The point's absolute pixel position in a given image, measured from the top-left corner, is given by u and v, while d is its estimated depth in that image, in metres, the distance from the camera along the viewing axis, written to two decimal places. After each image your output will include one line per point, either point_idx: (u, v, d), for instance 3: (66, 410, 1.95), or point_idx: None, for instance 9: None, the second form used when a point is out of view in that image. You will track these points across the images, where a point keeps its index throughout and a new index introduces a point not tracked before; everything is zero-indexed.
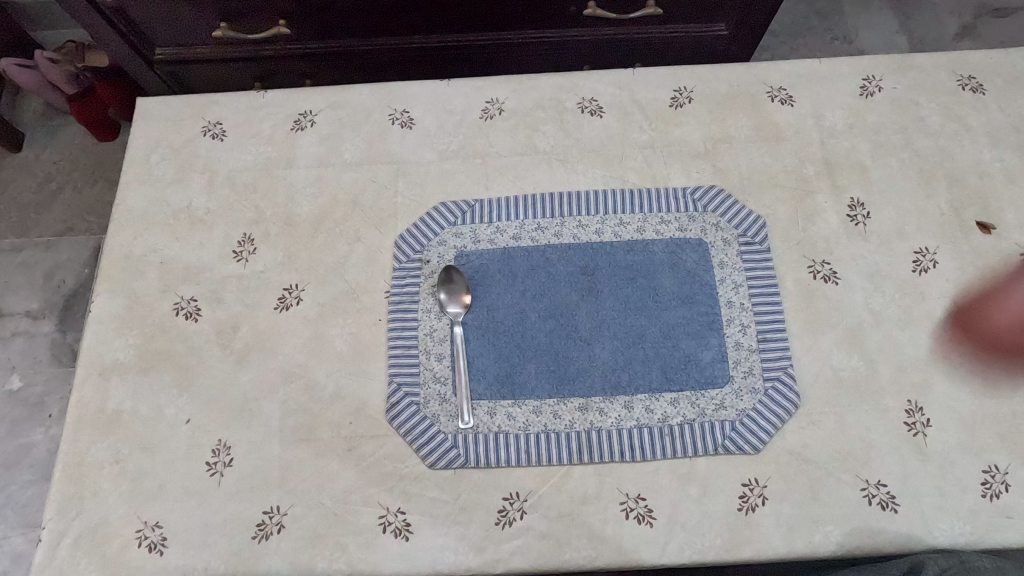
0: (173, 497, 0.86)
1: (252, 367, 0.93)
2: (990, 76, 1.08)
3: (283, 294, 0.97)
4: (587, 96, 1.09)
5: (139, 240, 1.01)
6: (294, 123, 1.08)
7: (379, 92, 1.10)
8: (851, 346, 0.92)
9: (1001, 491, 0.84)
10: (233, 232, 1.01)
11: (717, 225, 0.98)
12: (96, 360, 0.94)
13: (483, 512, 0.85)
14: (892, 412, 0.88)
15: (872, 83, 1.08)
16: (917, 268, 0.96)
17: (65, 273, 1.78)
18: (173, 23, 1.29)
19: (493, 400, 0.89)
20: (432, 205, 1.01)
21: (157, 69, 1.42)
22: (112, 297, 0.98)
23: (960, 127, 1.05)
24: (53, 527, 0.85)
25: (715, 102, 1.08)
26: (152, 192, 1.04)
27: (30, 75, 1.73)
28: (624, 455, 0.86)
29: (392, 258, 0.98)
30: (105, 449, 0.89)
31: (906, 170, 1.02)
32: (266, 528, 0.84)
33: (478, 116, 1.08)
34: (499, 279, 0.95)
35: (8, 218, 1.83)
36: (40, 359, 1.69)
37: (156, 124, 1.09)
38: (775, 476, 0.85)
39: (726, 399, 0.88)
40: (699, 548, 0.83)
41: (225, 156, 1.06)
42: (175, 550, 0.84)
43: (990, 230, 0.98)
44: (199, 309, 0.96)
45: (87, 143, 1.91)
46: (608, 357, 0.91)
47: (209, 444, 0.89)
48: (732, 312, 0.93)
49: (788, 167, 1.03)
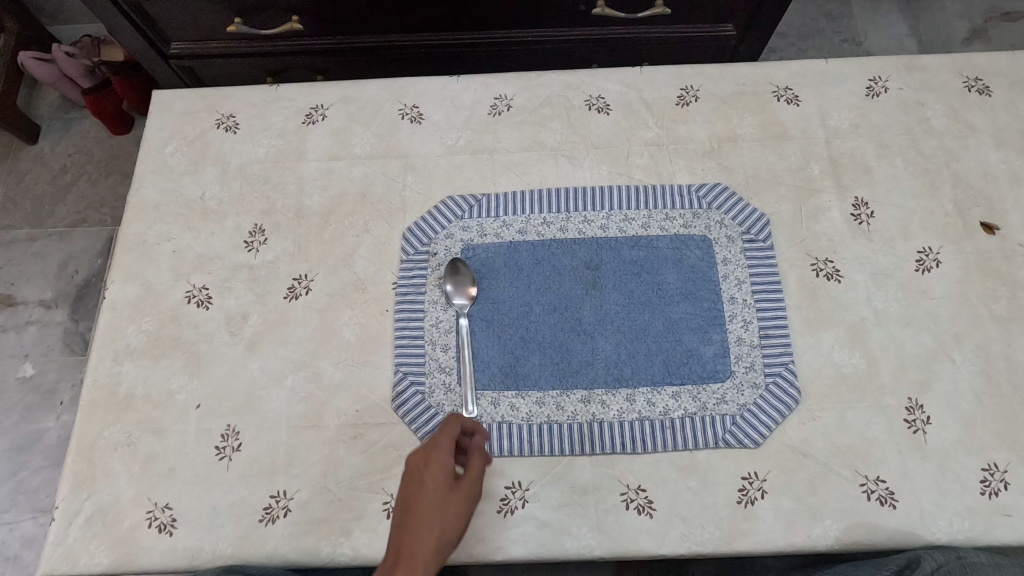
0: (183, 480, 0.88)
1: (262, 354, 0.94)
2: (996, 78, 1.09)
3: (293, 284, 0.98)
4: (594, 93, 1.10)
5: (153, 230, 1.03)
6: (305, 117, 1.10)
7: (390, 87, 1.12)
8: (853, 343, 0.92)
9: (1000, 489, 0.85)
10: (244, 223, 1.03)
11: (721, 222, 0.99)
12: (109, 345, 0.96)
13: (486, 500, 0.86)
14: (892, 410, 0.89)
15: (878, 84, 1.09)
16: (920, 267, 0.97)
17: (78, 263, 1.81)
18: (189, 19, 1.31)
19: (497, 391, 0.90)
20: (440, 199, 1.03)
21: (173, 65, 1.44)
22: (126, 285, 1.00)
23: (966, 128, 1.05)
24: (66, 507, 0.87)
25: (721, 101, 1.09)
26: (166, 182, 1.07)
27: (48, 70, 1.77)
28: (626, 447, 0.87)
29: (400, 250, 1.00)
30: (117, 432, 0.91)
31: (910, 170, 1.03)
32: (272, 512, 0.86)
33: (486, 112, 1.09)
34: (505, 272, 0.97)
35: (23, 209, 1.86)
36: (53, 347, 1.72)
37: (171, 116, 1.11)
38: (776, 471, 0.86)
39: (727, 394, 0.89)
40: (698, 540, 0.83)
41: (238, 148, 1.08)
42: (183, 532, 0.85)
43: (994, 231, 0.99)
44: (210, 296, 0.98)
45: (101, 136, 1.94)
46: (611, 350, 0.92)
47: (218, 429, 0.91)
48: (734, 308, 0.94)
49: (793, 166, 1.03)
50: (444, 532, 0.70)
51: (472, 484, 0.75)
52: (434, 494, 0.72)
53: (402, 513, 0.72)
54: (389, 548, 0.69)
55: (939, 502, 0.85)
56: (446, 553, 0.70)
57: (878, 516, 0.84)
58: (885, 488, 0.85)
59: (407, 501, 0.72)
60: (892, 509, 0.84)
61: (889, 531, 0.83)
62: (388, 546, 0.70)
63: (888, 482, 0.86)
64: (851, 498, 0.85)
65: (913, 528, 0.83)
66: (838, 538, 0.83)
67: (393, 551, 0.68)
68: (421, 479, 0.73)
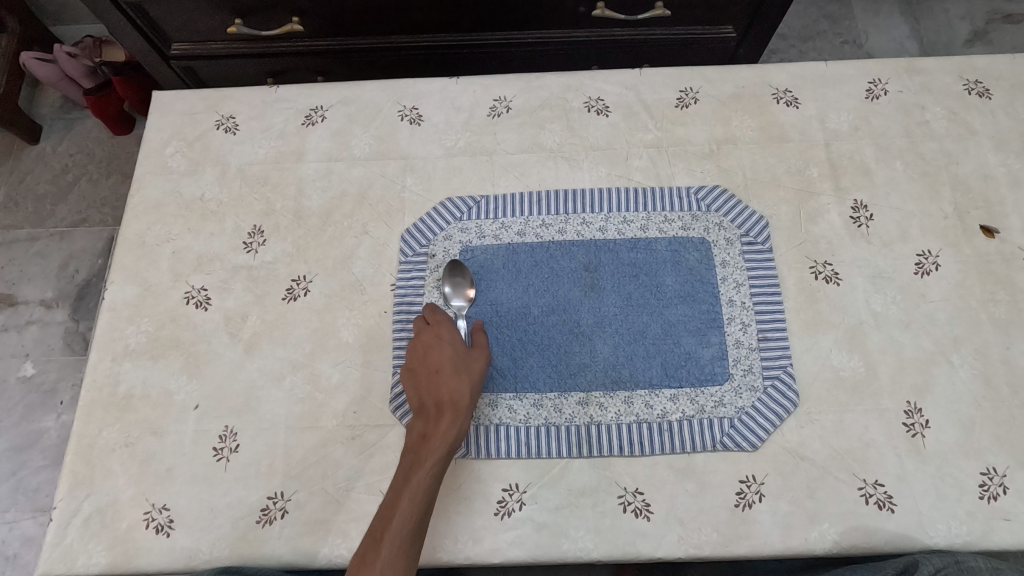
0: (180, 481, 0.88)
1: (260, 355, 0.95)
2: (996, 81, 1.09)
3: (292, 285, 0.99)
4: (594, 95, 1.10)
5: (153, 230, 1.04)
6: (305, 118, 1.10)
7: (390, 89, 1.12)
8: (851, 346, 0.92)
9: (999, 494, 0.84)
10: (243, 223, 1.03)
11: (719, 224, 0.99)
12: (109, 345, 0.96)
13: (483, 502, 0.86)
14: (890, 413, 0.89)
15: (878, 86, 1.09)
16: (919, 270, 0.96)
17: (79, 264, 1.81)
18: (190, 20, 1.31)
19: (495, 393, 0.90)
20: (439, 201, 1.03)
21: (173, 65, 1.44)
22: (126, 286, 1.00)
23: (966, 131, 1.05)
24: (64, 507, 0.87)
25: (721, 103, 1.09)
26: (166, 183, 1.07)
27: (51, 70, 1.77)
28: (623, 449, 0.87)
29: (398, 252, 1.00)
30: (116, 433, 0.91)
31: (910, 173, 1.03)
32: (269, 513, 0.86)
33: (486, 114, 1.09)
34: (503, 274, 0.97)
35: (24, 208, 1.86)
36: (54, 347, 1.72)
37: (171, 117, 1.11)
38: (773, 474, 0.86)
39: (726, 397, 0.89)
40: (695, 543, 0.83)
41: (237, 149, 1.08)
42: (180, 532, 0.86)
43: (993, 234, 0.98)
44: (209, 297, 0.99)
45: (103, 136, 1.95)
46: (609, 352, 0.92)
47: (216, 430, 0.91)
48: (733, 311, 0.94)
49: (792, 168, 1.03)
50: (473, 383, 0.83)
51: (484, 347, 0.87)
52: (456, 356, 0.85)
53: (429, 373, 0.85)
54: (425, 400, 0.83)
55: (937, 506, 0.84)
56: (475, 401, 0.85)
57: (876, 520, 0.84)
58: (883, 492, 0.85)
59: (432, 365, 0.85)
60: (889, 513, 0.84)
61: (887, 534, 0.83)
62: (426, 398, 0.83)
63: (886, 485, 0.85)
64: (849, 501, 0.85)
65: (912, 532, 0.83)
66: (835, 542, 0.83)
67: (431, 401, 0.83)
68: (440, 346, 0.86)
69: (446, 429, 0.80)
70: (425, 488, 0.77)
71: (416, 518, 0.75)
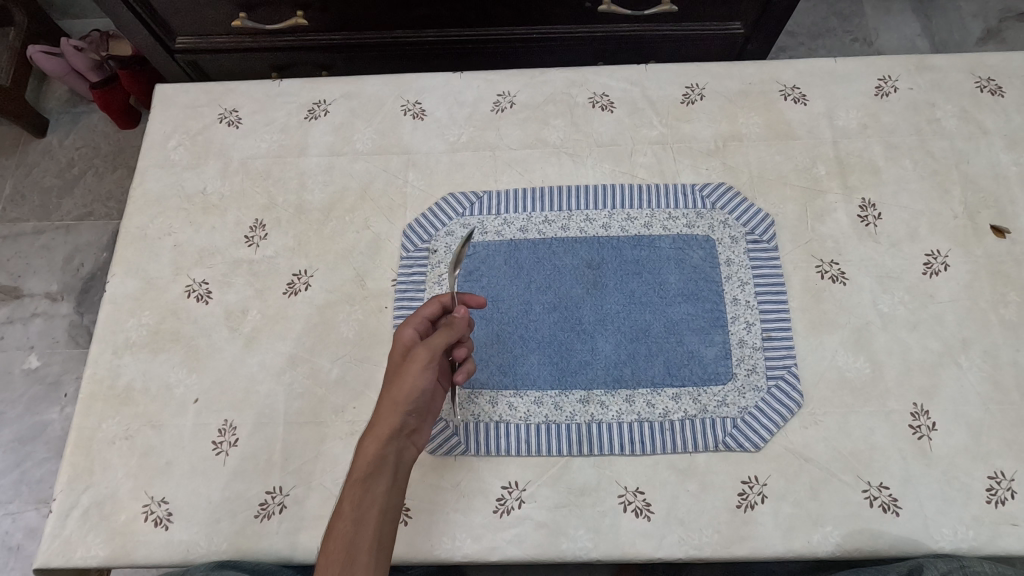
0: (180, 474, 0.88)
1: (261, 350, 0.94)
2: (1009, 79, 1.07)
3: (293, 280, 0.98)
4: (598, 91, 1.09)
5: (155, 223, 1.04)
6: (308, 112, 1.10)
7: (392, 83, 1.11)
8: (857, 347, 0.91)
9: (1007, 498, 0.83)
10: (245, 217, 1.03)
11: (724, 222, 0.98)
12: (109, 337, 0.96)
13: (483, 500, 0.85)
14: (897, 415, 0.87)
15: (888, 83, 1.07)
16: (928, 270, 0.95)
17: (85, 257, 1.82)
18: (194, 13, 1.31)
19: (495, 389, 0.90)
20: (441, 196, 1.02)
21: (178, 58, 1.44)
22: (127, 278, 1.00)
23: (977, 129, 1.04)
24: (63, 499, 0.87)
25: (727, 100, 1.07)
26: (168, 176, 1.07)
27: (57, 63, 1.76)
28: (624, 448, 0.86)
29: (400, 246, 0.99)
30: (115, 426, 0.91)
31: (919, 172, 1.01)
32: (268, 508, 0.86)
33: (489, 109, 1.08)
34: (505, 270, 0.96)
35: (31, 201, 1.87)
36: (58, 339, 1.73)
37: (175, 111, 1.11)
38: (775, 475, 0.85)
39: (728, 397, 0.88)
40: (695, 544, 0.82)
41: (240, 143, 1.08)
42: (178, 526, 0.85)
43: (1004, 234, 0.97)
44: (210, 291, 0.98)
45: (108, 130, 1.95)
46: (611, 351, 0.91)
47: (215, 424, 0.91)
48: (737, 310, 0.93)
49: (799, 166, 1.02)
50: (394, 392, 0.78)
51: (426, 347, 0.79)
52: (392, 365, 0.80)
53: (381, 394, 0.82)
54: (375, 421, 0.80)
55: (942, 509, 0.83)
56: (407, 410, 0.77)
57: (880, 522, 0.83)
58: (889, 495, 0.84)
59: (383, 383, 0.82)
60: (894, 516, 0.83)
61: (890, 537, 0.82)
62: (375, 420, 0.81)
63: (891, 488, 0.84)
64: (853, 504, 0.83)
65: (916, 535, 0.82)
66: (838, 545, 0.82)
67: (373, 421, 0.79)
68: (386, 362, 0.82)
69: (372, 445, 0.75)
70: (347, 510, 0.71)
71: (337, 543, 0.68)
